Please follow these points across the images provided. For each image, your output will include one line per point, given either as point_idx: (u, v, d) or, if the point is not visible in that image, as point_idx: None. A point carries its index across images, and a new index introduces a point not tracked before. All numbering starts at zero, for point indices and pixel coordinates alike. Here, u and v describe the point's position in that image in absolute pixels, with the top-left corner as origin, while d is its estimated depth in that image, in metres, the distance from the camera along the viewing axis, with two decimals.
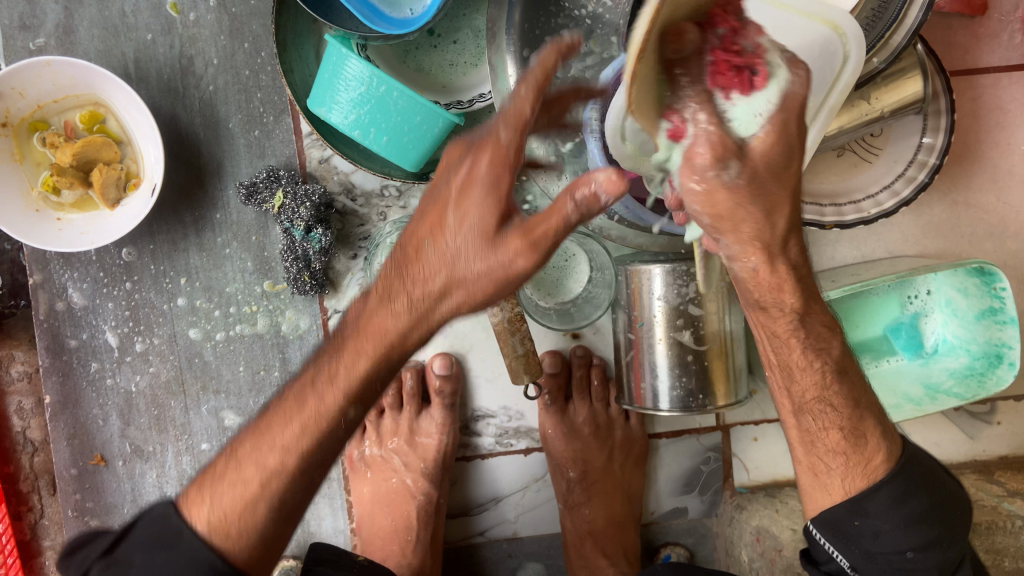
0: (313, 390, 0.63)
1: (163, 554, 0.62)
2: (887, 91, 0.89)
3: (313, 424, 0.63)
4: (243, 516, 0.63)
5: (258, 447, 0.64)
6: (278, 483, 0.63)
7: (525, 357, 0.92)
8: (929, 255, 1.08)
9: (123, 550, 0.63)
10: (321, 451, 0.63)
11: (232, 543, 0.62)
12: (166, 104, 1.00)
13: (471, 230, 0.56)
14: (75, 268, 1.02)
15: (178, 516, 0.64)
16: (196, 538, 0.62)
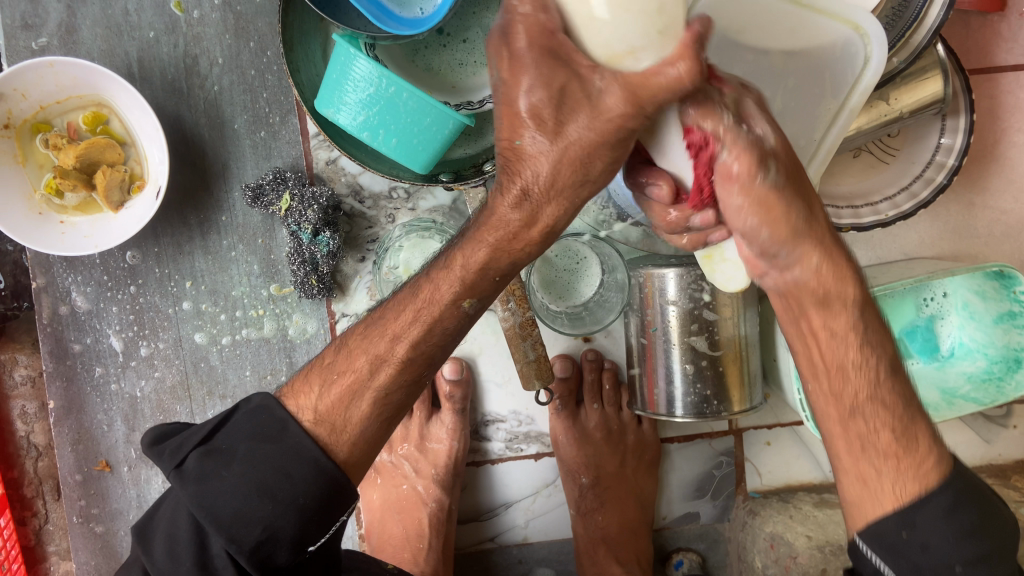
0: (430, 282, 0.67)
1: (267, 446, 0.63)
2: (906, 91, 0.87)
3: (426, 317, 0.66)
4: (346, 413, 0.67)
5: (372, 345, 0.68)
6: (383, 377, 0.67)
7: (536, 363, 0.90)
8: (945, 256, 1.06)
9: (224, 439, 0.64)
10: (427, 346, 0.67)
11: (337, 438, 0.66)
12: (171, 104, 0.98)
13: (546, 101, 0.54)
14: (79, 272, 1.00)
15: (284, 408, 0.66)
16: (302, 432, 0.65)
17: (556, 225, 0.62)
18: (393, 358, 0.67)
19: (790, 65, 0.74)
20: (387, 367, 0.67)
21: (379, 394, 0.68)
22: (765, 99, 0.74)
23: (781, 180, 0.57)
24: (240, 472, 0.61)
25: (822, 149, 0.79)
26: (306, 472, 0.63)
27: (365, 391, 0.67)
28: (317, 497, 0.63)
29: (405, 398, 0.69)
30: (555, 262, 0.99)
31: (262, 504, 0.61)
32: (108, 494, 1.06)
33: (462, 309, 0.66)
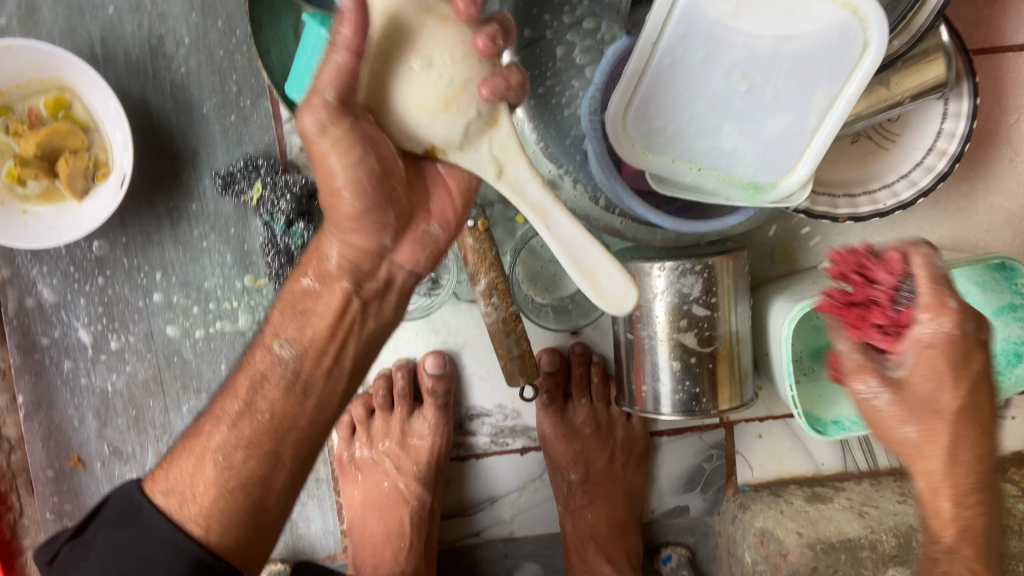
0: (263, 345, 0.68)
1: (124, 531, 0.66)
2: (907, 75, 0.83)
3: (253, 371, 0.67)
4: (194, 485, 0.66)
5: (217, 404, 0.69)
6: (216, 438, 0.67)
7: (520, 358, 0.88)
8: (945, 244, 1.03)
9: (90, 530, 0.67)
10: (251, 416, 0.66)
11: (186, 509, 0.66)
12: (136, 87, 0.93)
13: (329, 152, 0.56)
14: (44, 263, 0.97)
15: (141, 492, 0.68)
16: (155, 510, 0.66)
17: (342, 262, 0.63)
18: (223, 412, 0.68)
19: (785, 51, 0.70)
20: (225, 434, 0.67)
21: (218, 458, 0.66)
22: (758, 86, 0.72)
23: (895, 404, 0.65)
24: (96, 561, 0.65)
25: (817, 138, 0.76)
26: (162, 556, 0.64)
27: (205, 455, 0.67)
28: None
29: (261, 468, 0.67)
30: (541, 252, 0.95)
31: None
32: (81, 490, 1.03)
33: (273, 351, 0.67)
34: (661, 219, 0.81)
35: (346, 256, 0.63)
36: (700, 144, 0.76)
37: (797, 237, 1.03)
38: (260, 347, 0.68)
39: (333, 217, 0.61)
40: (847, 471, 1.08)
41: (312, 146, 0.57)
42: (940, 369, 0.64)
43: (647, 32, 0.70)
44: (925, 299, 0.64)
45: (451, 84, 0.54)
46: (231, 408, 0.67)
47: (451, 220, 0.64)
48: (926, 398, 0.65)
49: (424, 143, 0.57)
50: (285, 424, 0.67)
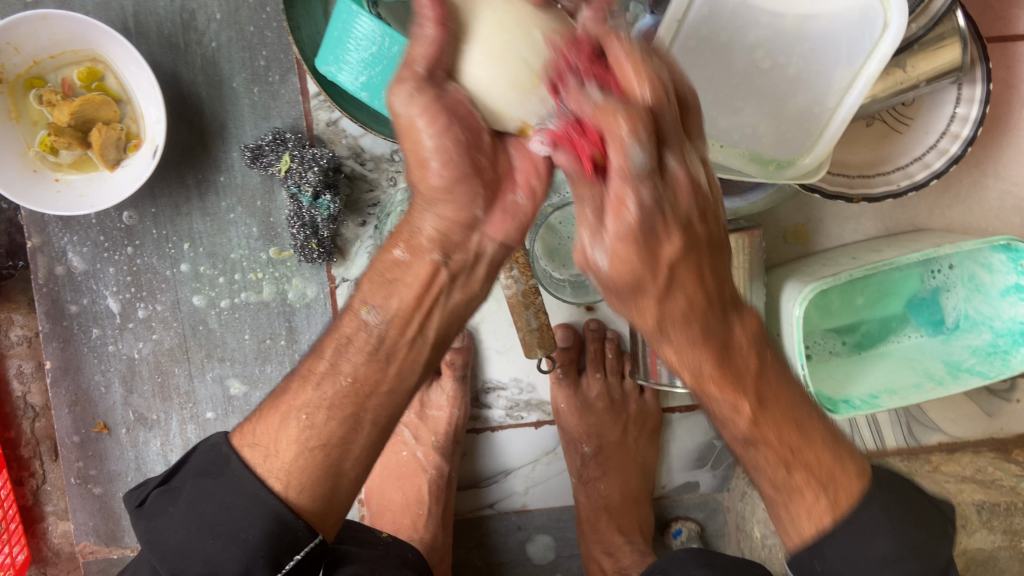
0: (358, 305, 0.68)
1: (211, 481, 0.64)
2: (923, 58, 0.85)
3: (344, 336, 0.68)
4: (278, 440, 0.65)
5: (306, 365, 0.69)
6: (302, 396, 0.66)
7: (539, 331, 0.91)
8: (954, 228, 1.06)
9: (178, 478, 0.67)
10: (333, 379, 0.66)
11: (269, 463, 0.65)
12: (167, 60, 0.95)
13: (421, 118, 0.58)
14: (75, 232, 0.99)
15: (227, 445, 0.66)
16: (241, 463, 0.64)
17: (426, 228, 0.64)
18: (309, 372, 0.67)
19: (807, 29, 0.72)
20: (308, 394, 0.66)
21: (301, 417, 0.66)
22: (780, 65, 0.75)
23: (610, 289, 0.58)
24: (185, 509, 0.64)
25: (835, 118, 0.77)
26: (243, 506, 0.63)
27: (290, 413, 0.66)
28: (260, 531, 0.62)
29: (337, 426, 0.66)
30: (560, 229, 0.98)
31: (205, 539, 0.62)
32: (106, 456, 1.06)
33: (361, 316, 0.67)
34: None
35: (438, 228, 0.63)
36: (722, 122, 0.78)
37: (811, 219, 1.06)
38: (350, 312, 0.68)
39: (424, 190, 0.62)
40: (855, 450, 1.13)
41: (398, 123, 0.59)
42: (637, 250, 0.54)
43: (674, 8, 0.73)
44: (621, 192, 0.52)
45: (535, 61, 0.60)
46: (318, 367, 0.67)
47: (538, 190, 0.64)
48: (630, 277, 0.56)
49: (516, 123, 0.61)
50: (367, 389, 0.67)
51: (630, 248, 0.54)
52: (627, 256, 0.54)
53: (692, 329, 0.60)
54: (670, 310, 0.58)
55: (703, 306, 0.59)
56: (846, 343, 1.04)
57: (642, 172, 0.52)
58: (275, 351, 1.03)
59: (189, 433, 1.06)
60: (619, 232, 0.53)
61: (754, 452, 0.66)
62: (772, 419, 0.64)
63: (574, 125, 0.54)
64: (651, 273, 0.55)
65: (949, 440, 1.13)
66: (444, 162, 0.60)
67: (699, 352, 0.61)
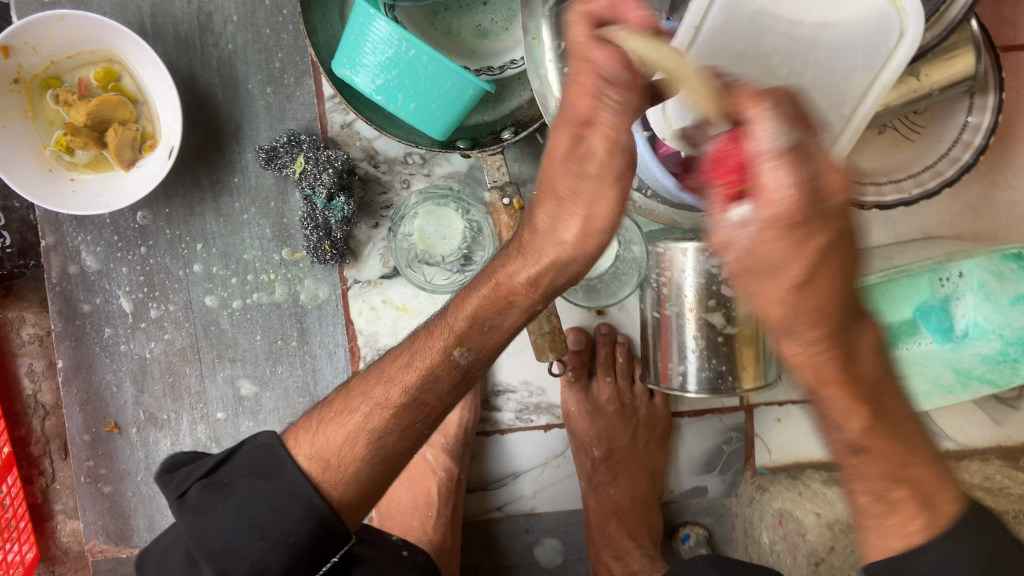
0: (427, 334, 0.68)
1: (263, 483, 0.65)
2: (938, 67, 0.85)
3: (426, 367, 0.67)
4: (340, 454, 0.66)
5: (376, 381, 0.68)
6: (376, 420, 0.67)
7: (551, 335, 0.92)
8: (963, 236, 1.06)
9: (225, 473, 0.67)
10: (416, 401, 0.67)
11: (331, 473, 0.66)
12: (185, 62, 0.96)
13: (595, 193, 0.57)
14: (89, 231, 0.99)
15: (285, 448, 0.68)
16: (297, 471, 0.66)
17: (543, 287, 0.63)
18: (392, 381, 0.67)
19: (824, 38, 0.73)
20: (383, 413, 0.67)
21: (373, 436, 0.67)
22: (796, 72, 0.75)
23: (746, 274, 0.49)
24: (233, 507, 0.64)
25: (850, 125, 0.79)
26: (297, 512, 0.64)
27: (359, 433, 0.67)
28: (306, 534, 0.64)
29: (403, 445, 0.68)
30: None
31: (252, 540, 0.63)
32: (117, 455, 1.06)
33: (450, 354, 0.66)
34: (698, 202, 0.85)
35: (555, 281, 0.62)
36: None
37: None
38: (431, 342, 0.67)
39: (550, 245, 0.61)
40: None
41: (566, 180, 0.58)
42: (784, 237, 0.46)
43: (691, 14, 0.72)
44: (763, 176, 0.46)
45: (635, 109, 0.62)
46: (393, 393, 0.67)
47: None
48: (770, 263, 0.48)
49: None
50: (440, 413, 0.68)
51: (775, 225, 0.46)
52: (772, 246, 0.46)
53: (818, 308, 0.49)
54: (807, 298, 0.49)
55: (844, 289, 0.50)
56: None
57: (788, 151, 0.45)
58: (287, 352, 1.03)
59: (199, 433, 1.06)
60: (761, 217, 0.46)
61: (855, 462, 0.57)
62: (882, 422, 0.56)
63: (728, 139, 0.49)
64: (793, 263, 0.47)
65: (958, 447, 1.13)
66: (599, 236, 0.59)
67: (815, 336, 0.51)
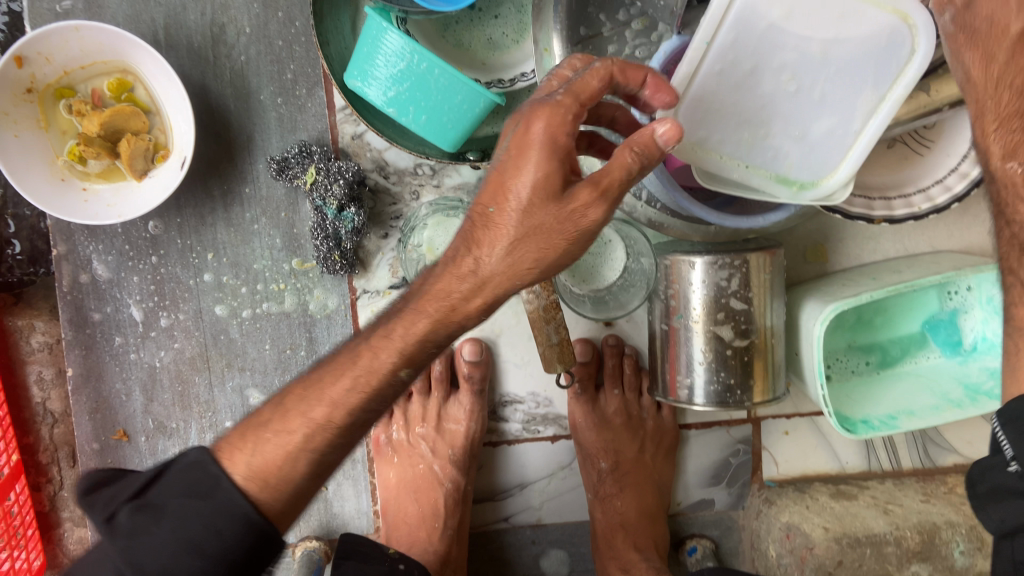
0: (369, 350, 0.65)
1: (199, 502, 0.59)
2: (946, 82, 0.85)
3: (367, 385, 0.64)
4: (278, 472, 0.62)
5: (309, 389, 0.65)
6: (320, 439, 0.64)
7: (559, 346, 0.94)
8: (972, 249, 1.07)
9: (156, 493, 0.59)
10: (353, 417, 0.64)
11: (267, 493, 0.61)
12: (197, 73, 0.97)
13: (542, 185, 0.57)
14: (100, 241, 1.00)
15: (219, 464, 0.61)
16: (234, 491, 0.60)
17: (492, 302, 0.62)
18: (329, 398, 0.64)
19: (834, 53, 0.73)
20: (323, 431, 0.64)
21: (315, 453, 0.64)
22: (806, 87, 0.75)
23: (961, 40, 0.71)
24: (169, 529, 0.57)
25: (861, 140, 0.79)
26: (237, 531, 0.59)
27: (296, 448, 0.63)
28: (244, 551, 0.59)
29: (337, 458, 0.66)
30: None
31: (190, 563, 0.57)
32: (125, 464, 1.07)
33: (398, 376, 0.64)
34: (706, 213, 0.84)
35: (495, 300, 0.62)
36: (748, 145, 0.79)
37: (829, 239, 1.07)
38: (370, 353, 0.65)
39: (492, 263, 0.60)
40: (870, 471, 1.11)
41: (511, 176, 0.59)
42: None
43: (702, 30, 0.72)
44: None
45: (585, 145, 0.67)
46: (329, 408, 0.64)
47: None
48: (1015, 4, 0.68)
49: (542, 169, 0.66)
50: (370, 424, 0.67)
51: None
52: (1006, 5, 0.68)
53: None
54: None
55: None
56: (869, 363, 1.06)
57: None
58: (295, 362, 1.04)
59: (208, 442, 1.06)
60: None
61: None
62: None
63: None
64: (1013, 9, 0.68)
65: (964, 461, 1.11)
66: (546, 248, 0.59)
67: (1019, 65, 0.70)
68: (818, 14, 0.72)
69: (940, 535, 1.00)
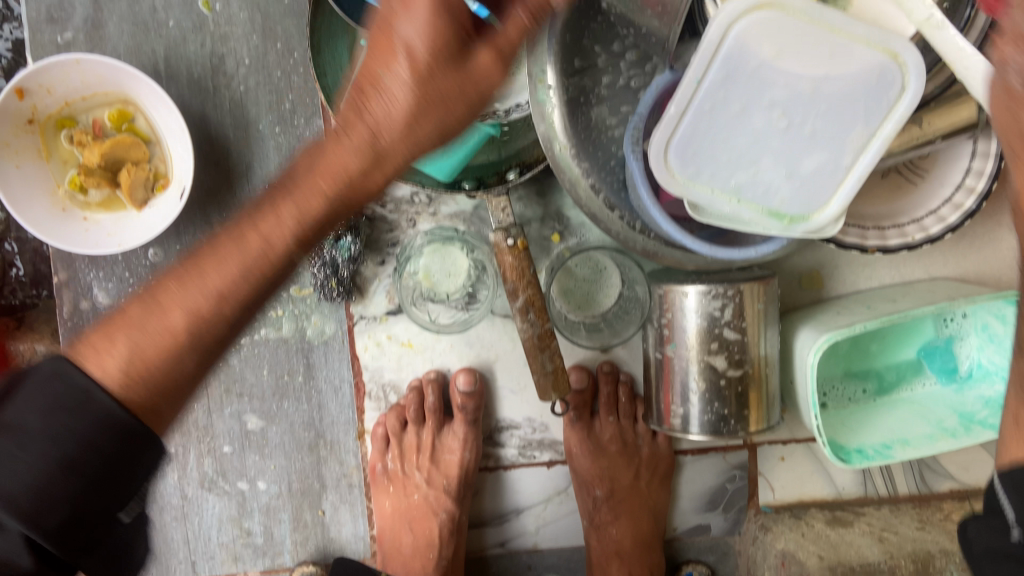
0: (252, 226, 0.59)
1: (69, 414, 0.50)
2: (938, 116, 0.86)
3: (254, 268, 0.59)
4: (158, 366, 0.56)
5: (184, 273, 0.59)
6: (213, 330, 0.59)
7: (553, 374, 0.95)
8: (969, 277, 1.07)
9: (11, 413, 0.49)
10: (241, 299, 0.59)
11: (143, 388, 0.56)
12: (196, 103, 0.98)
13: (440, 41, 0.55)
14: (101, 268, 1.01)
15: (83, 373, 0.52)
16: (109, 396, 0.51)
17: (388, 167, 0.60)
18: (213, 289, 0.58)
19: (824, 91, 0.74)
20: (202, 323, 0.58)
21: (199, 338, 0.58)
22: (797, 124, 0.76)
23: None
24: (36, 447, 0.49)
25: (851, 174, 0.79)
26: (113, 435, 0.51)
27: (179, 335, 0.57)
28: (123, 455, 0.51)
29: (221, 343, 0.60)
30: (576, 271, 1.03)
31: (64, 481, 0.49)
32: None
33: (291, 255, 0.61)
34: (698, 246, 0.85)
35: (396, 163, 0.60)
36: (739, 177, 0.79)
37: (825, 266, 1.07)
38: (253, 229, 0.59)
39: (379, 121, 0.57)
40: (867, 496, 1.12)
41: (391, 26, 0.55)
42: None
43: (693, 69, 0.73)
44: None
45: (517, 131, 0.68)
46: (211, 286, 0.58)
47: None
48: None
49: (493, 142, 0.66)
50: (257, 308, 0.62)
51: None
52: None
53: None
54: None
55: None
56: (866, 390, 1.06)
57: None
58: (293, 388, 1.04)
59: (206, 467, 1.06)
60: None
61: None
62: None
63: None
64: None
65: (960, 487, 1.12)
66: (437, 103, 0.57)
67: None
68: (811, 52, 0.72)
69: (934, 564, 1.00)
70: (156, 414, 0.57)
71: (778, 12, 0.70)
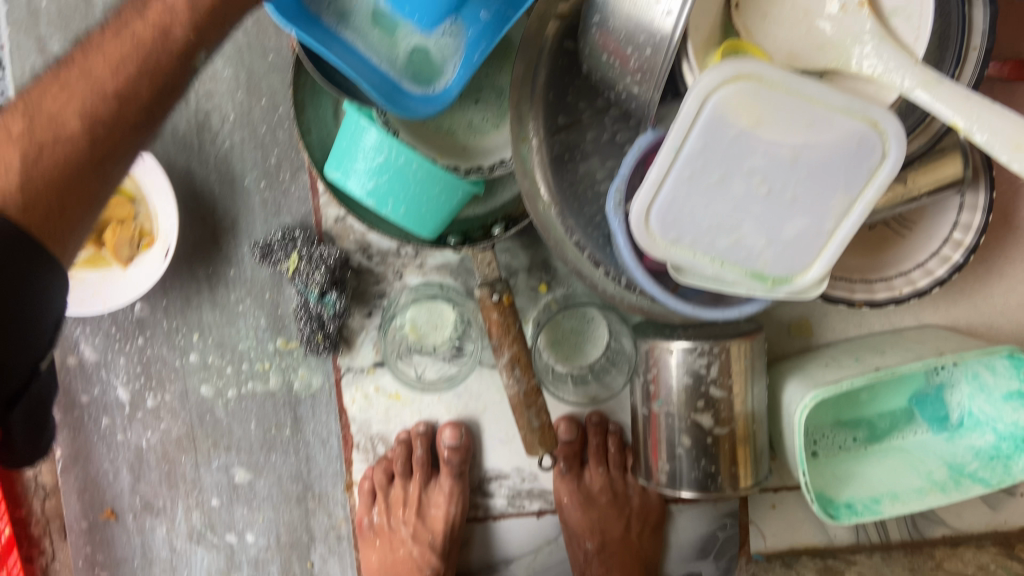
0: (66, 70, 0.61)
1: None
2: (923, 174, 0.86)
3: (113, 95, 0.60)
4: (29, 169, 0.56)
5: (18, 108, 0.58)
6: (69, 149, 0.58)
7: (540, 430, 0.94)
8: (959, 324, 1.06)
9: None
10: (104, 122, 0.60)
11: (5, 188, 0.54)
12: (182, 159, 0.98)
13: None
14: (87, 323, 1.01)
15: None
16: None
17: None
18: (68, 116, 0.58)
19: (804, 159, 0.74)
20: (76, 146, 0.58)
21: (57, 158, 0.57)
22: (778, 191, 0.76)
23: None
24: None
25: (834, 239, 0.79)
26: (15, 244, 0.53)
27: (43, 156, 0.57)
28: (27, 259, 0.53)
29: (87, 176, 0.59)
30: (563, 324, 1.03)
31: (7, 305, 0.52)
32: (114, 541, 1.08)
33: (181, 49, 0.63)
34: (681, 306, 0.83)
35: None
36: (721, 241, 0.79)
37: (814, 313, 1.06)
38: (70, 70, 0.61)
39: None
40: (859, 543, 1.11)
41: None
42: None
43: (671, 137, 0.74)
44: None
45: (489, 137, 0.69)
46: (69, 114, 0.59)
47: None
48: None
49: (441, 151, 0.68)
50: (119, 152, 0.62)
51: None
52: None
53: None
54: None
55: None
56: (857, 438, 1.05)
57: None
58: (280, 441, 1.04)
59: (194, 520, 1.06)
60: None
61: None
62: None
63: None
64: None
65: (954, 533, 1.11)
66: None
67: None
68: (789, 118, 0.72)
69: None
70: (59, 214, 0.57)
71: (754, 81, 0.70)
